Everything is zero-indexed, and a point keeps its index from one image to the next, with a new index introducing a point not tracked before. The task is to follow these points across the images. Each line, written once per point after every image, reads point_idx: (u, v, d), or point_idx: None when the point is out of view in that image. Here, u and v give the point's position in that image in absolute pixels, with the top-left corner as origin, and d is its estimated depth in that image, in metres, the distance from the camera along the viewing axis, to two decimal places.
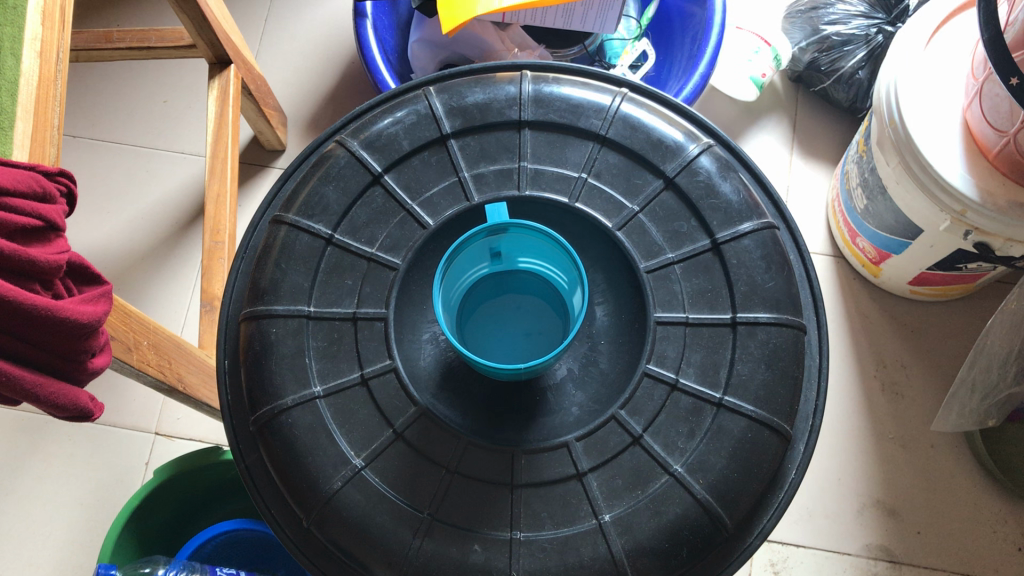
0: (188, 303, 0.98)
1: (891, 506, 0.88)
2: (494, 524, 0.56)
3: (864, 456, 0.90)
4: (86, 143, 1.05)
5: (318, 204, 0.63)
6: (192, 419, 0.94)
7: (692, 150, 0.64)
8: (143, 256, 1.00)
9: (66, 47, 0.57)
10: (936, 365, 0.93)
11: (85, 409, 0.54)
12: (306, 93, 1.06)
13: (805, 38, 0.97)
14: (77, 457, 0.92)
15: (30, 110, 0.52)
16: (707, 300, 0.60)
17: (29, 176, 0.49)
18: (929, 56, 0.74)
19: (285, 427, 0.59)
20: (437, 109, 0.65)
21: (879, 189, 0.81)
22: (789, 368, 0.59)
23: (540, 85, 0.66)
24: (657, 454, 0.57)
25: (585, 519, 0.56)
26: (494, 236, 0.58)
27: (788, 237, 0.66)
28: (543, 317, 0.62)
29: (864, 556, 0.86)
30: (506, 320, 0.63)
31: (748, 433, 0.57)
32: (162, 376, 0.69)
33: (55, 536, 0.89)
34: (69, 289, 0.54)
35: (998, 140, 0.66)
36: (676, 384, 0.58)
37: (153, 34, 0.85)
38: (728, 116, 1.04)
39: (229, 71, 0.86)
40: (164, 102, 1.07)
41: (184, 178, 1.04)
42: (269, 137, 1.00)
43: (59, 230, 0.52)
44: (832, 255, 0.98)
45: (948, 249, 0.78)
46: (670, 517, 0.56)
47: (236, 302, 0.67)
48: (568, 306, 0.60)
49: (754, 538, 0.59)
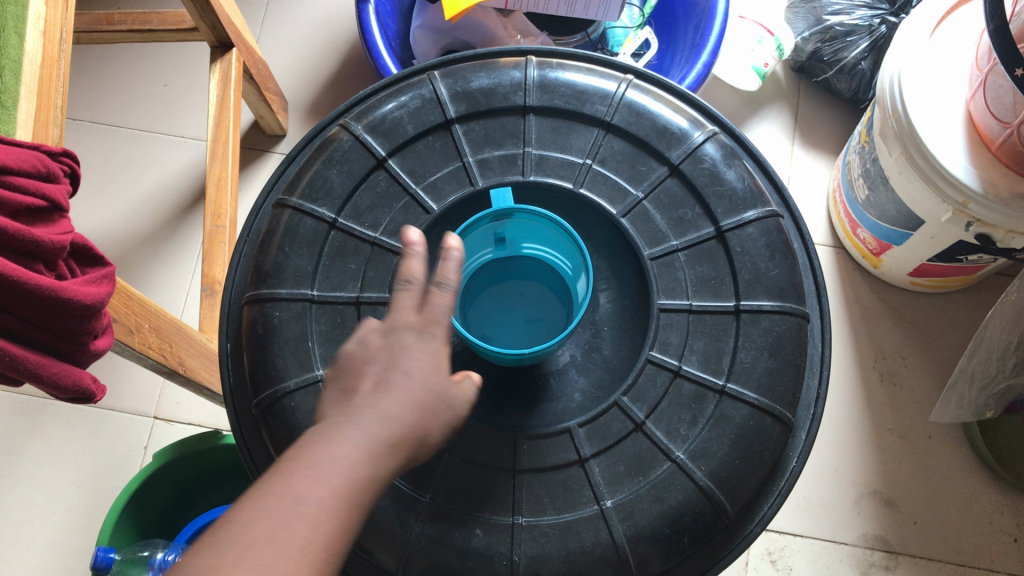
0: (188, 287, 0.97)
1: (888, 496, 0.88)
2: (496, 509, 0.56)
3: (862, 446, 0.90)
4: (86, 126, 1.04)
5: (322, 187, 0.63)
6: (191, 404, 0.94)
7: (697, 138, 0.64)
8: (143, 241, 1.00)
9: (70, 27, 0.56)
10: (935, 356, 0.93)
11: (87, 390, 0.54)
12: (307, 78, 1.06)
13: (807, 28, 0.97)
14: (76, 441, 0.92)
15: (34, 90, 0.52)
16: (710, 287, 0.60)
17: (33, 156, 0.49)
18: (933, 47, 0.74)
19: (286, 410, 0.59)
20: (442, 93, 0.65)
21: (881, 179, 0.81)
22: (791, 356, 0.59)
23: (545, 71, 0.65)
24: (659, 441, 0.57)
25: (587, 505, 0.56)
26: (499, 221, 0.58)
27: (792, 226, 0.66)
28: (546, 304, 0.63)
29: (860, 546, 0.87)
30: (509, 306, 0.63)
31: (750, 420, 0.57)
32: (163, 359, 0.69)
33: (53, 519, 0.89)
34: (72, 269, 0.54)
35: (1001, 132, 0.66)
36: (678, 371, 0.58)
37: (154, 17, 0.84)
38: (730, 105, 1.04)
39: (231, 54, 0.86)
40: (164, 86, 1.06)
41: (184, 162, 1.03)
42: (269, 122, 1.00)
43: (63, 211, 0.52)
44: (833, 245, 0.98)
45: (949, 240, 0.78)
46: (672, 503, 0.56)
47: (238, 286, 0.66)
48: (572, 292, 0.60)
49: (754, 525, 0.60)
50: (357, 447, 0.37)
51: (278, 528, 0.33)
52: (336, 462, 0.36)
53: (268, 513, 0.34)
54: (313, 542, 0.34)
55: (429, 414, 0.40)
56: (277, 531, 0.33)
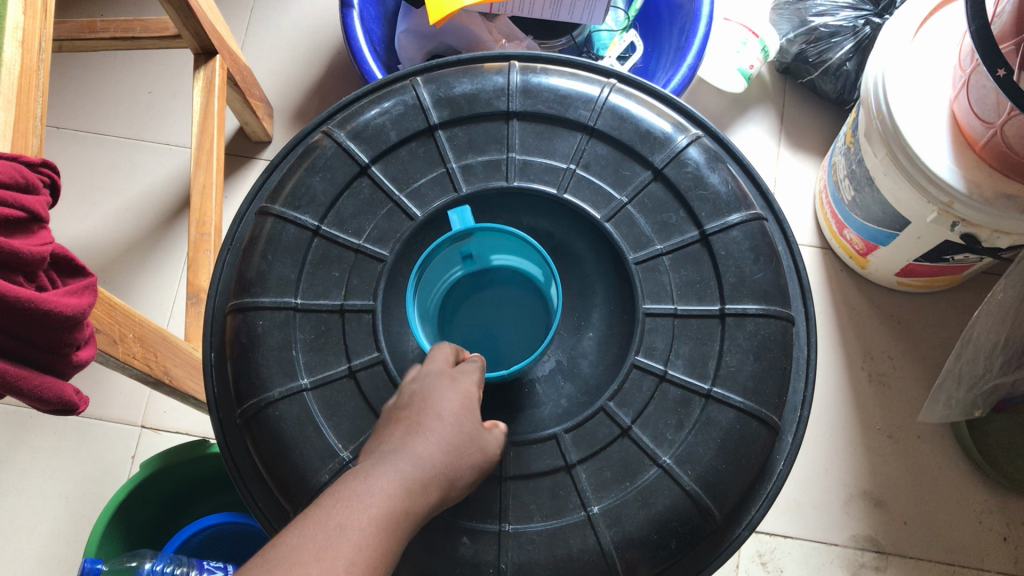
0: (174, 295, 0.97)
1: (878, 497, 0.89)
2: (483, 517, 0.56)
3: (851, 447, 0.90)
4: (70, 135, 1.04)
5: (305, 195, 0.62)
6: (178, 413, 0.93)
7: (681, 141, 0.63)
8: (128, 249, 0.99)
9: (48, 37, 0.56)
10: (923, 356, 0.93)
11: (70, 402, 0.54)
12: (292, 84, 1.05)
13: (792, 30, 0.97)
14: (62, 452, 0.91)
15: (12, 100, 0.51)
16: (695, 291, 0.60)
17: (11, 167, 0.48)
18: (916, 48, 0.74)
19: (271, 420, 0.58)
20: (425, 99, 0.64)
21: (866, 180, 0.82)
22: (777, 360, 0.59)
23: (528, 76, 0.65)
24: (646, 445, 0.57)
25: (574, 511, 0.56)
26: (460, 241, 0.58)
27: (777, 229, 0.66)
28: (522, 313, 0.62)
29: (851, 547, 0.87)
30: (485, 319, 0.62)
31: (736, 424, 0.57)
32: (148, 369, 0.68)
33: (39, 532, 0.88)
34: (54, 280, 0.53)
35: (985, 131, 0.66)
36: (664, 375, 0.58)
37: (136, 24, 0.84)
38: (716, 107, 1.04)
39: (215, 61, 0.85)
40: (149, 93, 1.06)
41: (170, 170, 1.03)
42: (254, 128, 0.99)
43: (43, 222, 0.51)
44: (820, 246, 0.98)
45: (935, 240, 0.78)
46: (659, 508, 0.56)
47: (222, 294, 0.66)
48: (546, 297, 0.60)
49: (742, 529, 0.59)
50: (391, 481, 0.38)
51: (322, 550, 0.34)
52: (374, 493, 0.37)
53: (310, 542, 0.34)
54: (355, 564, 0.34)
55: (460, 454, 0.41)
56: (321, 553, 0.34)
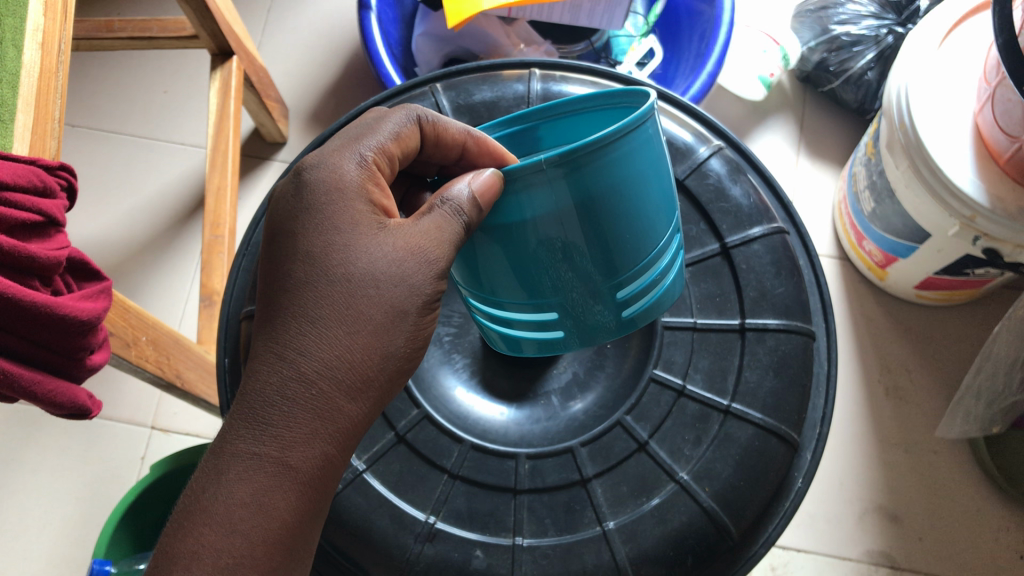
0: (186, 296, 0.96)
1: (893, 511, 0.87)
2: (497, 530, 0.55)
3: (866, 460, 0.89)
4: (84, 133, 1.04)
5: None
6: (188, 414, 0.93)
7: (702, 153, 0.64)
8: (140, 249, 0.99)
9: (68, 38, 0.55)
10: (940, 371, 0.92)
11: (83, 406, 0.54)
12: (308, 85, 1.05)
13: (814, 38, 0.96)
14: (72, 451, 0.91)
15: (31, 103, 0.51)
16: (715, 304, 0.61)
17: (29, 170, 0.48)
18: (942, 57, 0.74)
19: None
20: (444, 106, 0.65)
21: (887, 191, 0.80)
22: (797, 376, 0.58)
23: (549, 84, 0.66)
24: (663, 461, 0.56)
25: (589, 526, 0.55)
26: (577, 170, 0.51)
27: (798, 242, 0.66)
28: (581, 260, 0.41)
29: (865, 561, 0.85)
30: (531, 263, 0.41)
31: (755, 441, 0.57)
32: (160, 372, 0.68)
33: (48, 530, 0.88)
34: (69, 284, 0.53)
35: (1010, 146, 0.65)
36: (682, 390, 0.58)
37: (154, 24, 0.83)
38: (734, 114, 1.04)
39: (232, 62, 0.85)
40: (164, 92, 1.06)
41: (184, 170, 1.03)
42: (270, 130, 0.99)
43: (59, 225, 0.51)
44: (838, 257, 0.97)
45: (956, 254, 0.77)
46: (674, 525, 0.55)
47: (237, 299, 0.67)
48: (629, 251, 0.41)
49: (759, 546, 0.58)
50: (257, 450, 0.39)
51: (196, 548, 0.38)
52: (245, 486, 0.39)
53: (183, 541, 0.38)
54: (218, 561, 0.38)
55: (359, 406, 0.42)
56: (193, 552, 0.38)
